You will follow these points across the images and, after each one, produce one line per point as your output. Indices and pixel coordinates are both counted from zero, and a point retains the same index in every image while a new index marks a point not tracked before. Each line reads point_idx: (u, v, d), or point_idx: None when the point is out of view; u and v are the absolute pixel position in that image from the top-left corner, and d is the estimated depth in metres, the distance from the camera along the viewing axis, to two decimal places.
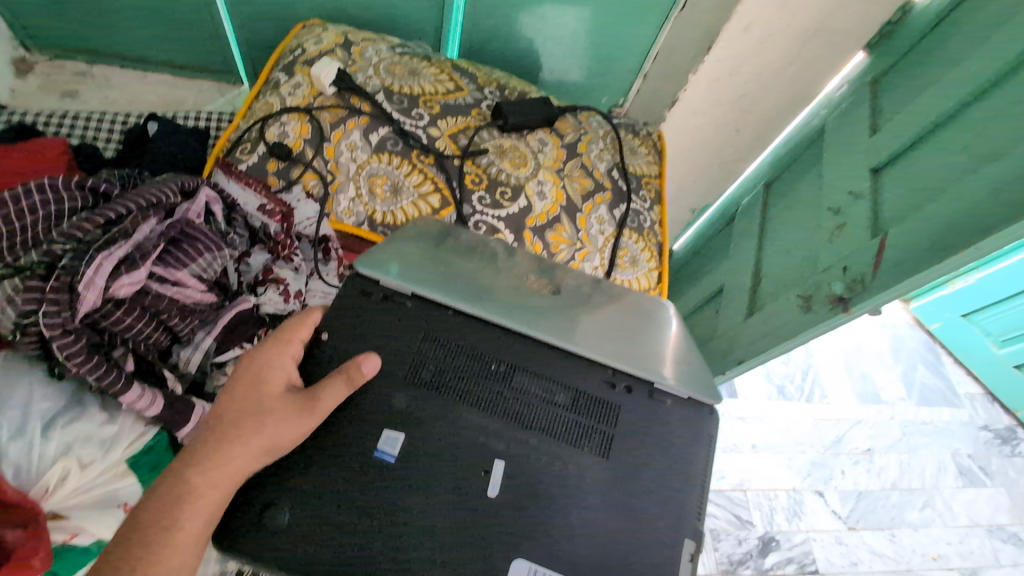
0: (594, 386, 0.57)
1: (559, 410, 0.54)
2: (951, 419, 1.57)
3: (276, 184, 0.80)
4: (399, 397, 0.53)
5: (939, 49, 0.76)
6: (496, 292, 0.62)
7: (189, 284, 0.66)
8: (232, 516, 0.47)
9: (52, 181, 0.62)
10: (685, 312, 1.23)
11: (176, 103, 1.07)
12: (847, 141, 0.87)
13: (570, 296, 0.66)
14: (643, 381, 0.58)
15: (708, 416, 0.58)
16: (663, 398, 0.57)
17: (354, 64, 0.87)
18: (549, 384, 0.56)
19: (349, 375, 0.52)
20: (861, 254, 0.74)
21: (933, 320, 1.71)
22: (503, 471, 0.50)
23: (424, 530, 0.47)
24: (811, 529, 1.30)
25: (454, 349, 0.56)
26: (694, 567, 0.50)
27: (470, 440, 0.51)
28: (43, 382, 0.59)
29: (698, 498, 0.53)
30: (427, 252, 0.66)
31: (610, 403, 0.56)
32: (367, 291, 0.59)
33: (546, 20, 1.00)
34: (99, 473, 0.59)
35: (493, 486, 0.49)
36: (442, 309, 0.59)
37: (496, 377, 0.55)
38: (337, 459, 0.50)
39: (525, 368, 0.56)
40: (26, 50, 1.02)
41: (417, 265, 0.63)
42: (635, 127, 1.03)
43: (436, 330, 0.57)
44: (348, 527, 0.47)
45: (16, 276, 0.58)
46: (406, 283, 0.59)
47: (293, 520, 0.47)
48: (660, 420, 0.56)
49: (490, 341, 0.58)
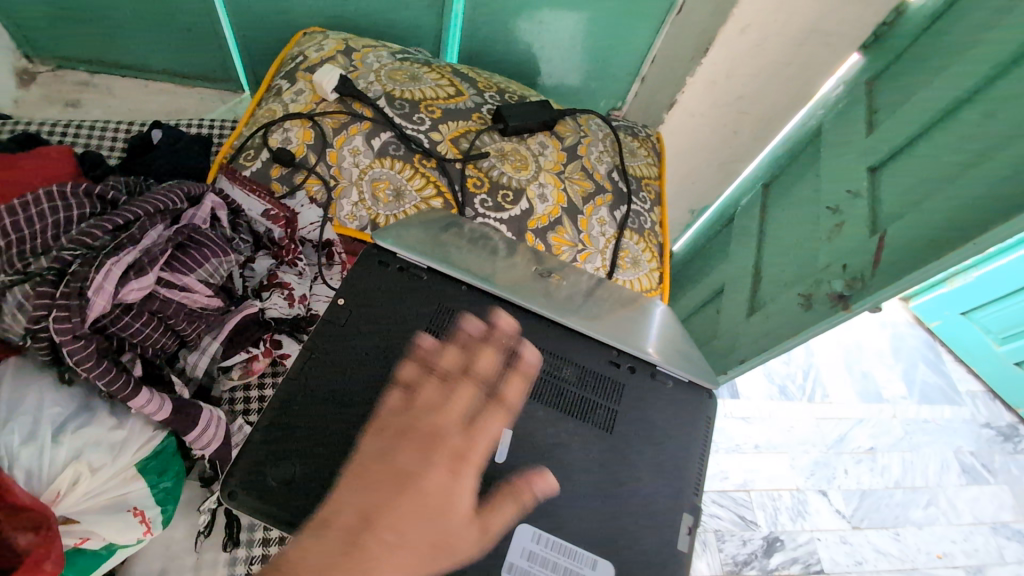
0: (598, 364, 0.58)
1: (565, 384, 0.56)
2: (953, 417, 1.57)
3: (278, 190, 0.81)
4: (409, 365, 0.54)
5: (933, 48, 0.77)
6: (504, 275, 0.64)
7: (196, 289, 0.66)
8: (250, 472, 0.49)
9: (61, 189, 0.62)
10: (685, 313, 1.24)
11: (178, 112, 1.08)
12: (844, 141, 0.88)
13: (570, 283, 0.68)
14: (647, 363, 0.60)
15: (707, 400, 0.60)
16: (665, 379, 0.60)
17: (355, 70, 0.88)
18: (556, 359, 0.58)
19: (520, 494, 0.50)
20: (861, 253, 0.75)
21: (933, 318, 1.72)
22: (510, 437, 0.52)
23: (427, 496, 0.48)
24: (816, 528, 1.30)
25: (468, 323, 0.57)
26: (692, 540, 0.53)
27: (477, 412, 0.52)
28: (54, 387, 0.60)
29: (695, 478, 0.56)
30: (437, 232, 0.67)
31: (613, 380, 0.58)
32: (382, 261, 0.60)
33: (543, 25, 1.01)
34: (109, 477, 0.59)
35: (501, 452, 0.51)
36: (456, 284, 0.60)
37: (507, 353, 0.57)
38: (350, 426, 0.50)
39: (533, 344, 0.58)
40: (28, 61, 1.03)
41: (429, 242, 0.64)
42: (634, 130, 1.04)
43: (448, 304, 0.58)
44: (356, 488, 0.48)
45: (26, 282, 0.59)
46: (424, 256, 0.60)
47: (303, 478, 0.49)
48: (662, 400, 0.58)
49: (502, 315, 0.59)
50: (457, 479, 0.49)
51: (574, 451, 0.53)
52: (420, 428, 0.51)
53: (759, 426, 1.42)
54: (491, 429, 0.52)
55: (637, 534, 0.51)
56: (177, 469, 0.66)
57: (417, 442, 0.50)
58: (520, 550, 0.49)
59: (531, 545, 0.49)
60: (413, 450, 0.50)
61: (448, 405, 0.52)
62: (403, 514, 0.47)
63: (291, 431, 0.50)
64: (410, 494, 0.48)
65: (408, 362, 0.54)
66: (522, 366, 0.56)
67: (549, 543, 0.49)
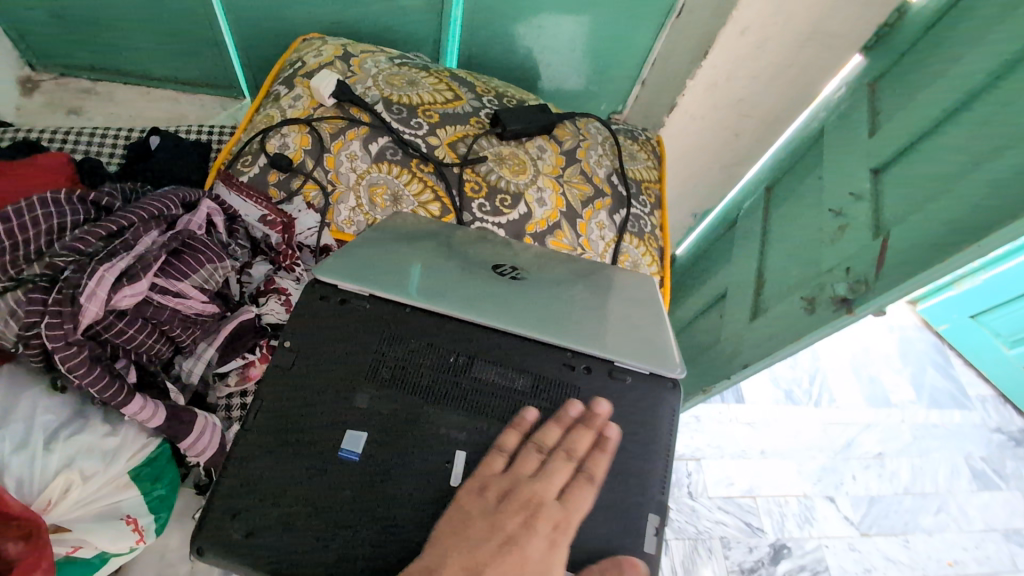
0: (553, 369, 0.57)
1: (515, 394, 0.55)
2: (962, 422, 1.55)
3: (276, 196, 0.81)
4: (360, 397, 0.53)
5: (935, 49, 0.76)
6: (456, 282, 0.63)
7: (190, 295, 0.66)
8: (211, 527, 0.48)
9: (56, 195, 0.62)
10: (689, 317, 1.22)
11: (179, 118, 1.08)
12: (847, 142, 0.87)
13: (537, 281, 0.66)
14: (602, 360, 0.58)
15: (670, 390, 0.58)
16: (623, 376, 0.58)
17: (353, 76, 0.88)
18: (507, 371, 0.57)
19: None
20: (865, 254, 0.74)
21: (941, 321, 1.70)
22: (465, 460, 0.51)
23: (402, 525, 0.48)
24: (823, 535, 1.28)
25: (413, 344, 0.57)
26: (660, 541, 0.51)
27: (430, 432, 0.52)
28: (47, 395, 0.60)
29: (663, 470, 0.54)
30: (393, 237, 0.69)
31: (568, 385, 0.56)
32: (322, 295, 0.60)
33: (543, 29, 1.01)
34: (101, 485, 0.59)
35: (455, 477, 0.50)
36: (398, 306, 0.59)
37: (455, 370, 0.56)
38: (307, 462, 0.50)
39: (482, 358, 0.57)
40: (31, 69, 1.04)
41: (374, 266, 0.63)
42: (633, 133, 1.03)
43: (392, 328, 0.58)
44: (323, 524, 0.48)
45: (19, 288, 0.58)
46: (363, 285, 0.60)
47: (266, 524, 0.48)
48: (622, 397, 0.57)
49: (449, 332, 0.58)
50: (553, 552, 0.46)
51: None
52: (522, 495, 0.48)
53: (765, 431, 1.40)
54: (583, 505, 0.50)
55: (635, 542, 0.50)
56: (172, 476, 0.66)
57: (519, 507, 0.48)
58: None
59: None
60: (515, 515, 0.47)
61: (548, 476, 0.50)
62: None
63: (250, 480, 0.49)
64: (511, 561, 0.45)
65: (509, 430, 0.52)
66: (611, 441, 0.53)
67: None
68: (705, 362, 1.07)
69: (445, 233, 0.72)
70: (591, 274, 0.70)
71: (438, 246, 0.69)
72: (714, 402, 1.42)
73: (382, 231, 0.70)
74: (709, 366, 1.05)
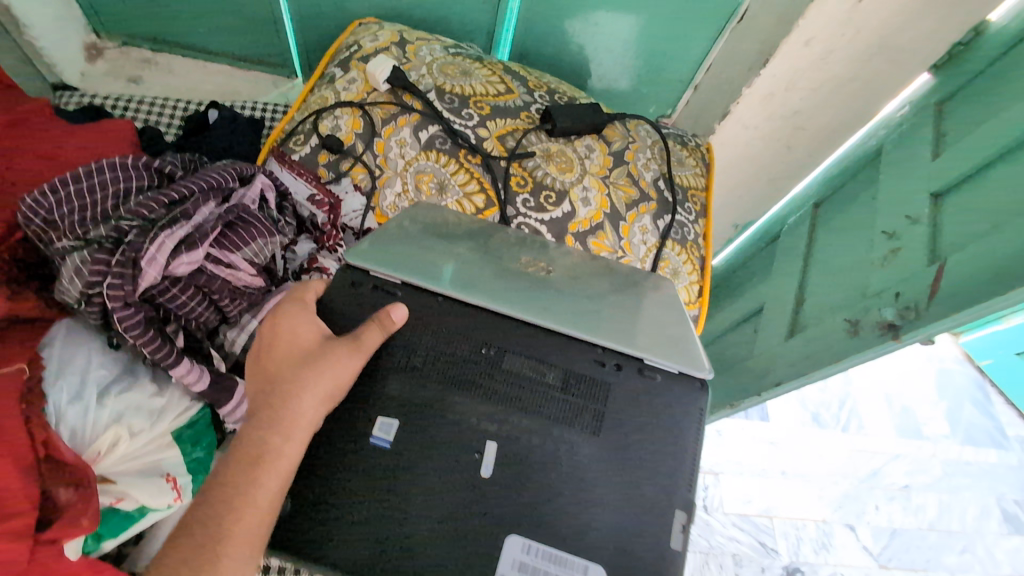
0: (584, 365, 0.57)
1: (546, 389, 0.55)
2: (998, 462, 1.48)
3: (325, 175, 0.83)
4: (392, 383, 0.54)
5: (1010, 74, 0.72)
6: (489, 276, 0.64)
7: (241, 267, 0.68)
8: (283, 525, 0.48)
9: (123, 160, 0.65)
10: (723, 327, 1.21)
11: (232, 93, 1.11)
12: (907, 163, 0.84)
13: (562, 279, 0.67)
14: (633, 358, 0.58)
15: (698, 391, 0.57)
16: (653, 373, 0.57)
17: (408, 62, 0.89)
18: (538, 365, 0.56)
19: (381, 319, 0.55)
20: (917, 281, 0.71)
21: (984, 356, 1.64)
22: (495, 451, 0.51)
23: (433, 514, 0.48)
24: (839, 563, 1.25)
25: (442, 334, 0.57)
26: (686, 537, 0.50)
27: (461, 423, 0.52)
28: (102, 351, 0.63)
29: (694, 476, 0.53)
30: (433, 223, 0.73)
31: (600, 381, 0.56)
32: (356, 280, 0.61)
33: (598, 27, 1.00)
34: (146, 442, 0.61)
35: (486, 467, 0.50)
36: (432, 295, 0.60)
37: (486, 362, 0.56)
38: (344, 449, 0.51)
39: (515, 351, 0.57)
40: (96, 37, 1.09)
41: (408, 258, 0.64)
42: (683, 138, 1.01)
43: (426, 315, 0.59)
44: (369, 521, 0.48)
45: (86, 248, 0.60)
46: (396, 273, 0.61)
47: (327, 521, 0.48)
48: (652, 395, 0.56)
49: (480, 323, 0.58)
50: (311, 351, 0.54)
51: (586, 446, 0.52)
52: (274, 349, 0.56)
53: (787, 451, 1.38)
54: (319, 321, 0.57)
55: (660, 548, 0.49)
56: (210, 441, 0.68)
57: (273, 360, 0.56)
58: (511, 561, 0.47)
59: (522, 555, 0.47)
60: (276, 362, 0.56)
61: (275, 321, 0.57)
62: (278, 397, 0.52)
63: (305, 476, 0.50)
64: (280, 385, 0.53)
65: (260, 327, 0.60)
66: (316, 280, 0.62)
67: (540, 552, 0.47)
68: (735, 376, 1.06)
69: (481, 238, 0.72)
70: (627, 282, 0.71)
71: (473, 248, 0.70)
72: (738, 417, 1.40)
73: (393, 231, 0.69)
74: (739, 381, 1.04)
